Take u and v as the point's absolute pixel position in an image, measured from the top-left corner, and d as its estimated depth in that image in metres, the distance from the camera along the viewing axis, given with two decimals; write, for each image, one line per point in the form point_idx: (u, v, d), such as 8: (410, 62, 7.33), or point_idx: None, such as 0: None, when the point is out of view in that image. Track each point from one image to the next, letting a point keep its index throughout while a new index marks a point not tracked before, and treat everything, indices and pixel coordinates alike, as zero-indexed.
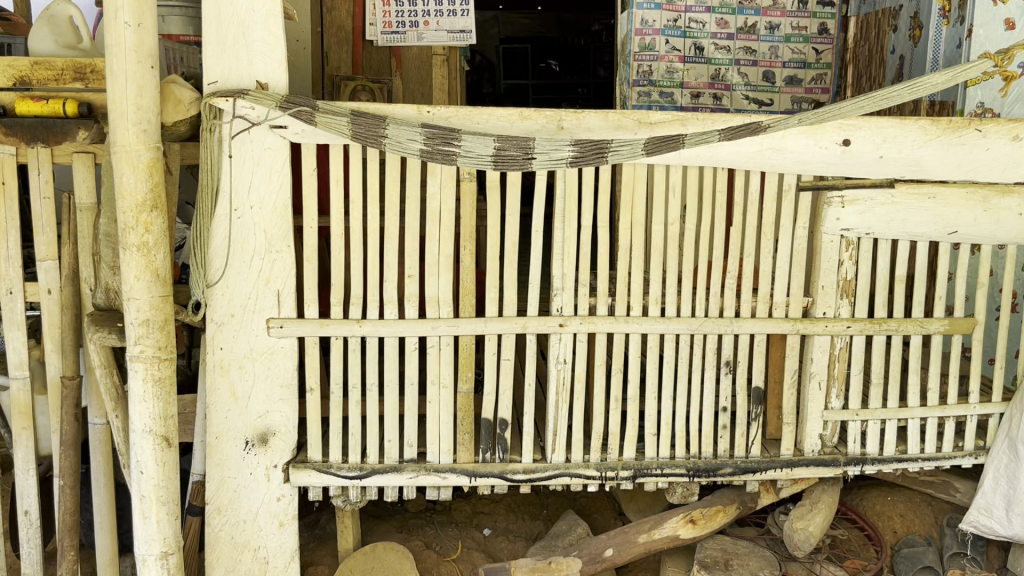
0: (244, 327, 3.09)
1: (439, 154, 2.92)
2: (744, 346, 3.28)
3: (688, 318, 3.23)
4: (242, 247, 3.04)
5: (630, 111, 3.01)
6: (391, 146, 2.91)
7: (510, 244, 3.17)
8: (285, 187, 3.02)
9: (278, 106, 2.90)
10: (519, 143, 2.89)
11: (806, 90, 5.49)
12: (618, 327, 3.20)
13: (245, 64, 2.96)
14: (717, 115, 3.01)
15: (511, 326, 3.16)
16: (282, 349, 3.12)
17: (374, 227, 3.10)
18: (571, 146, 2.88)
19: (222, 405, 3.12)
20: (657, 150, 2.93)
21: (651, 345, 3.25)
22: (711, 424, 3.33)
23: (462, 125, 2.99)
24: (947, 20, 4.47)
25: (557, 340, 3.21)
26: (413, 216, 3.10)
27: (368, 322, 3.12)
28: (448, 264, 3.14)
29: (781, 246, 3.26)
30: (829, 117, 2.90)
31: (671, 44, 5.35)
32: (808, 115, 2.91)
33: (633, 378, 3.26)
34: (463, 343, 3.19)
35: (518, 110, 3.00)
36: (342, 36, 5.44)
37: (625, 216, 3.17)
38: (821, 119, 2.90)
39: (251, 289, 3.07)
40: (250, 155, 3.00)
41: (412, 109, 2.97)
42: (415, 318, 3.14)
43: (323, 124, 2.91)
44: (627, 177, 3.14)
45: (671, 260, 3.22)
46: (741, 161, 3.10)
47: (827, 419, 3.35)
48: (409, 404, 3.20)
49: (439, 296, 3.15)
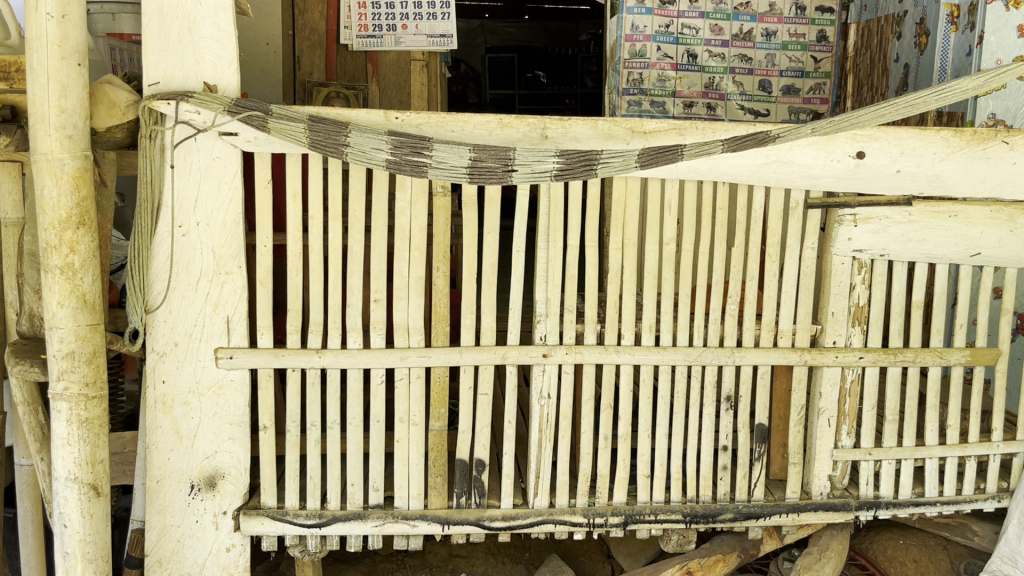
0: (189, 357, 2.75)
1: (408, 165, 2.60)
2: (747, 379, 2.97)
3: (684, 348, 2.91)
4: (187, 268, 2.72)
5: (622, 119, 2.70)
6: (353, 155, 2.59)
7: (489, 266, 2.85)
8: (236, 201, 2.70)
9: (225, 110, 2.57)
10: (498, 154, 2.58)
11: (804, 100, 5.22)
12: (608, 358, 2.88)
13: (191, 64, 2.64)
14: (718, 123, 2.71)
15: (489, 357, 2.84)
16: (231, 383, 2.79)
17: (336, 247, 2.78)
18: (556, 157, 2.58)
19: (164, 445, 2.78)
20: (653, 161, 2.62)
21: (645, 377, 2.92)
22: (710, 466, 3.00)
23: (434, 133, 2.68)
24: (957, 26, 4.21)
25: (540, 372, 2.89)
26: (380, 234, 2.78)
27: (329, 352, 2.79)
28: (419, 287, 2.82)
29: (788, 268, 2.96)
30: (845, 125, 2.60)
31: (664, 51, 5.07)
32: (823, 123, 2.61)
33: (625, 415, 2.94)
34: (436, 375, 2.86)
35: (497, 116, 2.67)
36: (315, 40, 5.13)
37: (616, 234, 2.86)
38: (837, 129, 2.60)
39: (197, 315, 2.74)
40: (195, 165, 2.67)
41: (379, 115, 2.65)
42: (382, 348, 2.81)
43: (277, 131, 2.58)
44: (618, 193, 2.83)
45: (666, 284, 2.91)
46: (745, 176, 2.80)
47: (837, 459, 3.04)
48: (375, 444, 2.87)
49: (408, 323, 2.83)
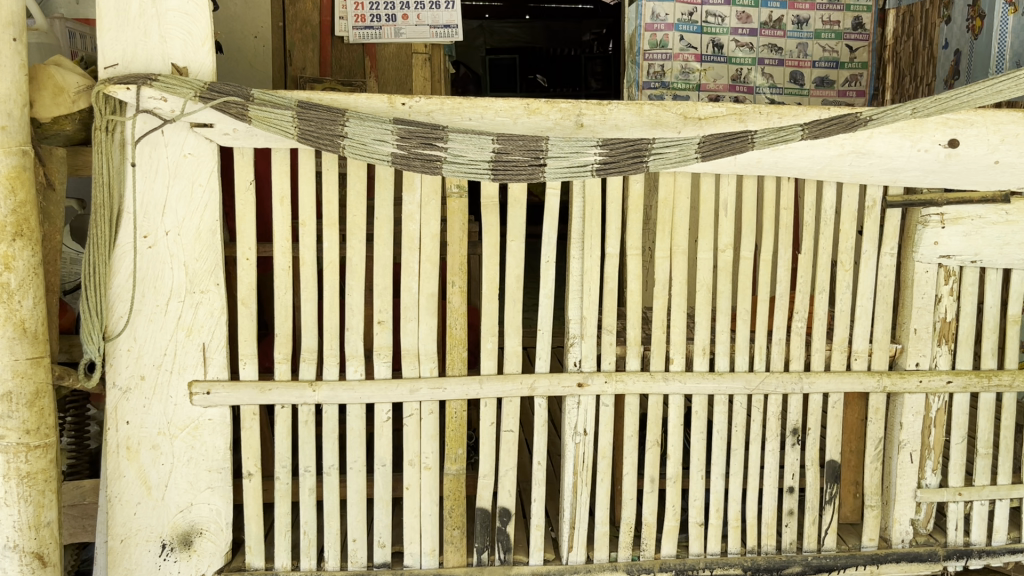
0: (158, 393, 2.31)
1: (418, 160, 2.16)
2: (816, 410, 2.54)
3: (744, 374, 2.48)
4: (154, 287, 2.28)
5: (672, 102, 2.27)
6: (352, 148, 2.15)
7: (513, 279, 2.42)
8: (212, 205, 2.27)
9: (197, 95, 2.13)
10: (527, 145, 2.14)
11: (839, 94, 4.45)
12: (654, 388, 2.45)
13: (156, 43, 2.20)
14: (785, 107, 2.29)
15: (515, 387, 2.40)
16: (209, 423, 2.35)
17: (333, 259, 2.34)
18: (598, 148, 2.15)
19: (129, 498, 2.33)
20: (716, 151, 2.20)
21: (697, 409, 2.50)
22: (774, 510, 2.56)
23: (448, 122, 2.23)
24: (1016, 6, 3.50)
25: (574, 405, 2.45)
26: (385, 244, 2.34)
27: (324, 384, 2.35)
28: (432, 306, 2.38)
29: (863, 277, 2.52)
30: (954, 104, 2.21)
31: (687, 41, 4.30)
32: (926, 103, 2.22)
33: (674, 453, 2.52)
34: (452, 410, 2.42)
35: (523, 101, 2.23)
36: (308, 33, 4.69)
37: (662, 240, 2.43)
38: (944, 108, 2.21)
39: (167, 342, 2.30)
40: (162, 164, 2.23)
41: (382, 101, 2.20)
42: (388, 379, 2.37)
43: (259, 120, 2.14)
44: (664, 191, 2.40)
45: (723, 298, 2.47)
46: (815, 170, 2.37)
47: (921, 501, 2.60)
48: (380, 491, 2.43)
49: (419, 349, 2.38)
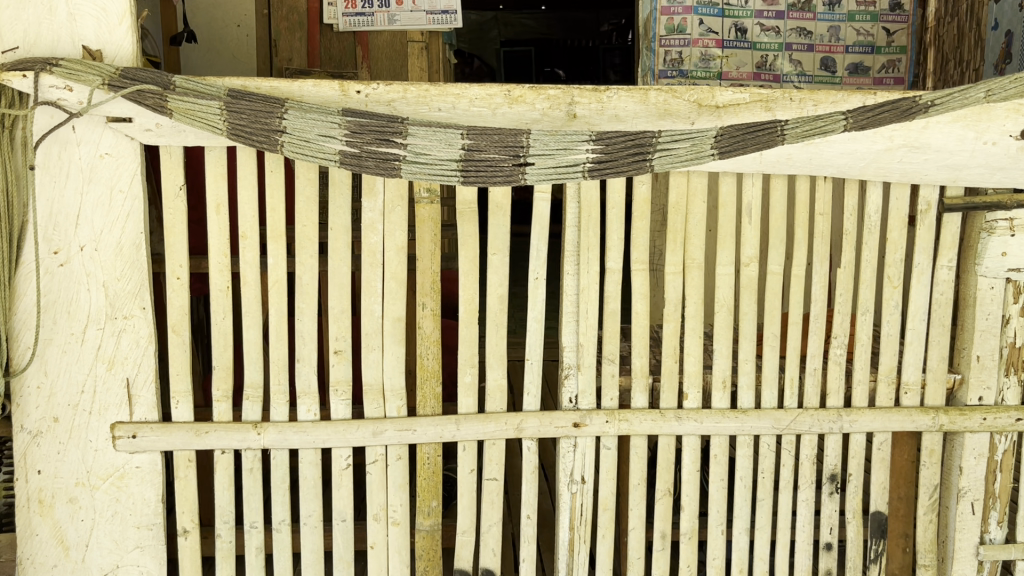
0: (75, 437, 1.95)
1: (372, 159, 1.78)
2: (858, 454, 2.13)
3: (772, 412, 2.09)
4: (67, 312, 1.92)
5: (684, 87, 1.87)
6: (292, 145, 1.78)
7: (496, 300, 2.03)
8: (134, 215, 1.91)
9: (106, 83, 1.78)
10: (502, 140, 1.77)
11: (875, 82, 3.96)
12: (664, 429, 2.06)
13: (63, 22, 1.84)
14: (820, 92, 1.89)
15: (498, 428, 2.02)
16: (136, 471, 1.98)
17: (280, 277, 1.97)
18: (591, 143, 1.76)
19: (43, 560, 1.98)
20: (735, 148, 1.80)
21: (716, 453, 2.11)
22: (809, 571, 2.16)
23: (413, 113, 1.85)
24: None
25: (569, 449, 2.06)
26: (341, 259, 1.96)
27: (270, 427, 1.98)
28: (398, 332, 2.00)
29: (915, 296, 2.11)
30: None
31: (708, 24, 3.87)
32: (1003, 85, 1.88)
33: (689, 504, 2.12)
34: (424, 456, 2.04)
35: (503, 87, 1.85)
36: (294, 21, 4.17)
37: (674, 252, 2.04)
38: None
39: (83, 377, 1.94)
40: (72, 166, 1.87)
41: (333, 88, 1.82)
42: (347, 420, 2.00)
43: (181, 112, 1.78)
44: (675, 194, 2.01)
45: (747, 321, 2.07)
46: (857, 168, 1.96)
47: (983, 559, 2.19)
48: (340, 550, 2.06)
49: (384, 385, 2.01)
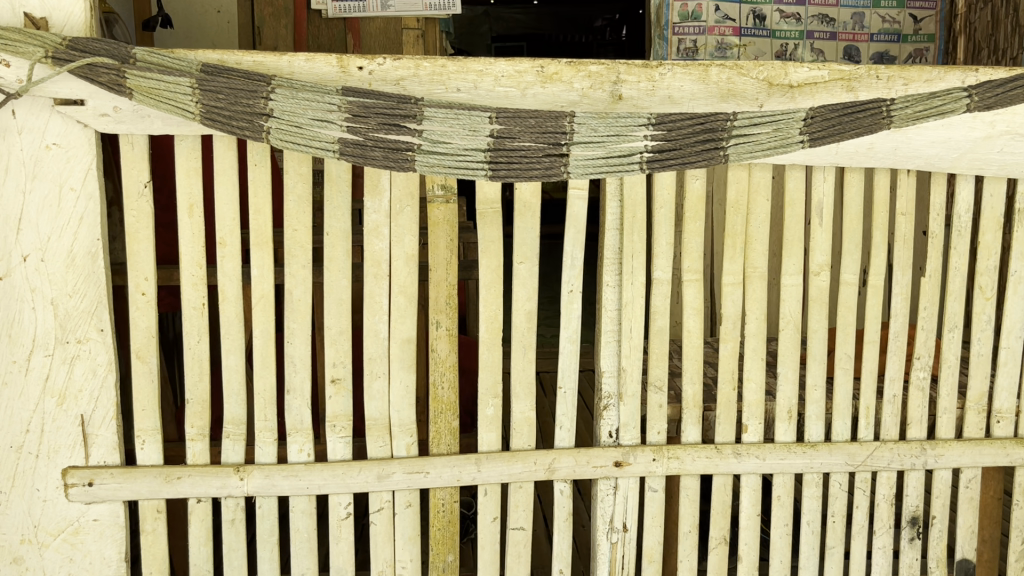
0: (17, 485, 1.62)
1: (380, 148, 1.47)
2: (944, 494, 1.83)
3: (845, 446, 1.78)
4: (8, 335, 1.59)
5: (750, 63, 1.56)
6: (279, 132, 1.45)
7: (523, 318, 1.72)
8: (89, 218, 1.58)
9: (48, 57, 1.43)
10: (540, 125, 1.47)
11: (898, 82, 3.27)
12: (720, 468, 1.75)
13: None
14: (911, 69, 1.59)
15: (526, 469, 1.71)
16: (93, 525, 1.65)
17: (265, 292, 1.64)
18: (651, 128, 1.49)
19: None
20: (828, 133, 1.54)
21: (780, 494, 1.80)
22: None
23: (426, 93, 1.53)
24: None
25: (608, 492, 1.75)
26: (339, 269, 1.64)
27: (255, 471, 1.66)
28: (407, 357, 1.68)
29: (1010, 310, 1.81)
30: None
31: (725, 10, 3.15)
32: None
33: (748, 554, 1.81)
34: (438, 502, 1.72)
35: (535, 62, 1.53)
36: (279, 6, 3.77)
37: (732, 260, 1.73)
38: None
39: (27, 414, 1.60)
40: (13, 159, 1.54)
41: (329, 63, 1.50)
42: (347, 462, 1.68)
43: (143, 92, 1.44)
44: (734, 192, 1.70)
45: (816, 340, 1.77)
46: (949, 160, 1.66)
47: None
48: None
49: (390, 419, 1.69)
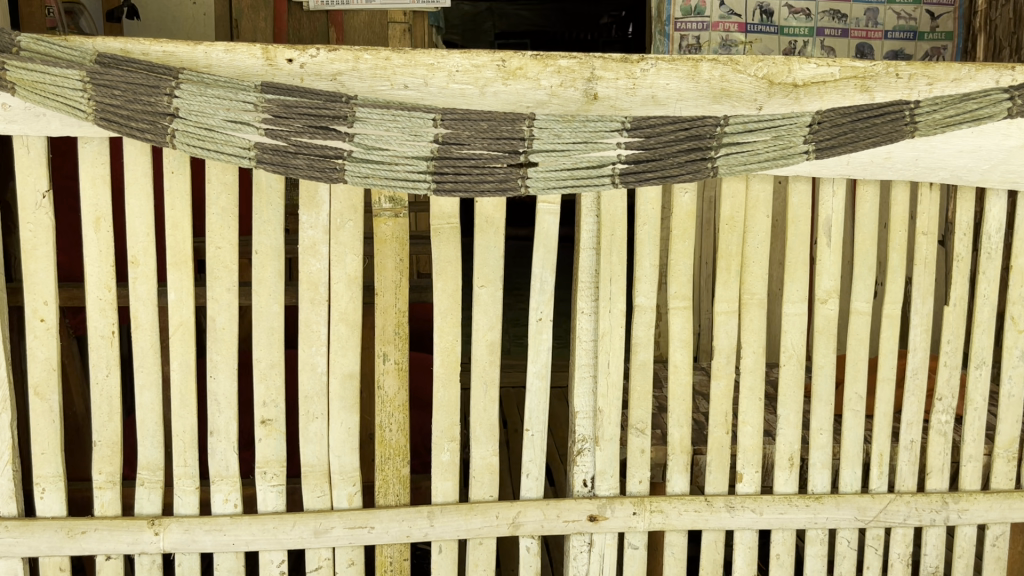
0: None
1: (305, 155, 1.26)
2: (968, 553, 1.60)
3: (854, 499, 1.55)
4: None
5: (750, 58, 1.32)
6: (187, 135, 1.24)
7: (485, 350, 1.49)
8: None
9: None
10: (493, 129, 1.26)
11: None
12: (710, 524, 1.53)
13: None
14: (939, 66, 1.35)
15: (486, 524, 1.49)
16: None
17: (185, 319, 1.42)
18: (625, 134, 1.27)
19: None
20: (835, 142, 1.33)
21: (779, 552, 1.57)
22: None
23: (367, 91, 1.30)
24: None
25: (582, 549, 1.53)
26: (269, 293, 1.42)
27: (174, 524, 1.44)
28: (350, 395, 1.46)
29: None
30: None
31: (730, 4, 2.83)
32: None
33: None
34: (385, 560, 1.50)
35: (495, 55, 1.30)
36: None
37: (728, 285, 1.50)
38: None
39: None
40: None
41: (252, 55, 1.27)
42: (279, 515, 1.45)
43: (26, 87, 1.23)
44: (729, 207, 1.47)
45: (822, 377, 1.54)
46: (979, 173, 1.42)
47: None
48: None
49: (330, 466, 1.47)
